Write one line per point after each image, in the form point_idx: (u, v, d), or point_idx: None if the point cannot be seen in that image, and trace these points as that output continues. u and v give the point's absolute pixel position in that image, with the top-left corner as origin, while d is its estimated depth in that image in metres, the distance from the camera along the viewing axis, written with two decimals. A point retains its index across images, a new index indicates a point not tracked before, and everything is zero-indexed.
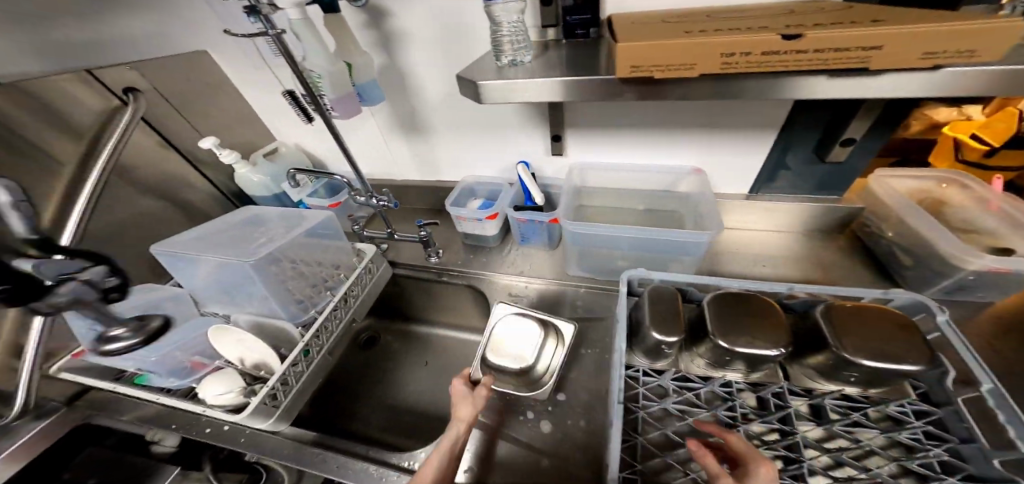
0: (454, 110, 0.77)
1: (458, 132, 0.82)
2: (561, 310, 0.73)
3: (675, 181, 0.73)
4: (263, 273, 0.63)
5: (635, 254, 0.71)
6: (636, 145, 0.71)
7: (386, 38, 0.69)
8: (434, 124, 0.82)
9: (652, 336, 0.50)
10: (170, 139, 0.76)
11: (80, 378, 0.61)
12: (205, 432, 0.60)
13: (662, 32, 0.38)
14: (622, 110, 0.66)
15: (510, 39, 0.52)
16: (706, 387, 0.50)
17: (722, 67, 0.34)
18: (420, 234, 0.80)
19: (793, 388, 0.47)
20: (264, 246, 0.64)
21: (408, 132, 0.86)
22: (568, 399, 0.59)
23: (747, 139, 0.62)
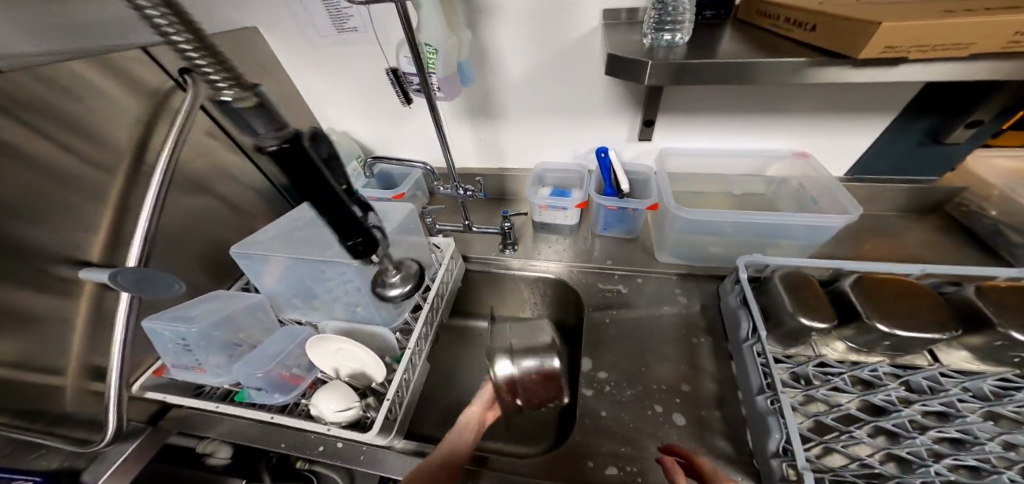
0: (535, 93, 0.72)
1: (533, 118, 0.77)
2: (662, 300, 0.71)
3: (766, 165, 0.71)
4: (367, 272, 0.61)
5: (735, 241, 0.67)
6: (737, 129, 0.68)
7: (476, 13, 0.62)
8: (508, 109, 0.76)
9: (798, 320, 0.50)
10: (223, 126, 0.72)
11: (172, 399, 0.57)
12: (321, 451, 0.56)
13: (915, 10, 0.37)
14: (730, 92, 0.62)
15: (657, 16, 0.49)
16: (850, 372, 0.52)
17: (1010, 45, 0.35)
18: (504, 226, 0.78)
19: (945, 371, 0.51)
20: (361, 244, 0.63)
21: (477, 118, 0.80)
22: (695, 390, 0.59)
23: (854, 122, 0.62)
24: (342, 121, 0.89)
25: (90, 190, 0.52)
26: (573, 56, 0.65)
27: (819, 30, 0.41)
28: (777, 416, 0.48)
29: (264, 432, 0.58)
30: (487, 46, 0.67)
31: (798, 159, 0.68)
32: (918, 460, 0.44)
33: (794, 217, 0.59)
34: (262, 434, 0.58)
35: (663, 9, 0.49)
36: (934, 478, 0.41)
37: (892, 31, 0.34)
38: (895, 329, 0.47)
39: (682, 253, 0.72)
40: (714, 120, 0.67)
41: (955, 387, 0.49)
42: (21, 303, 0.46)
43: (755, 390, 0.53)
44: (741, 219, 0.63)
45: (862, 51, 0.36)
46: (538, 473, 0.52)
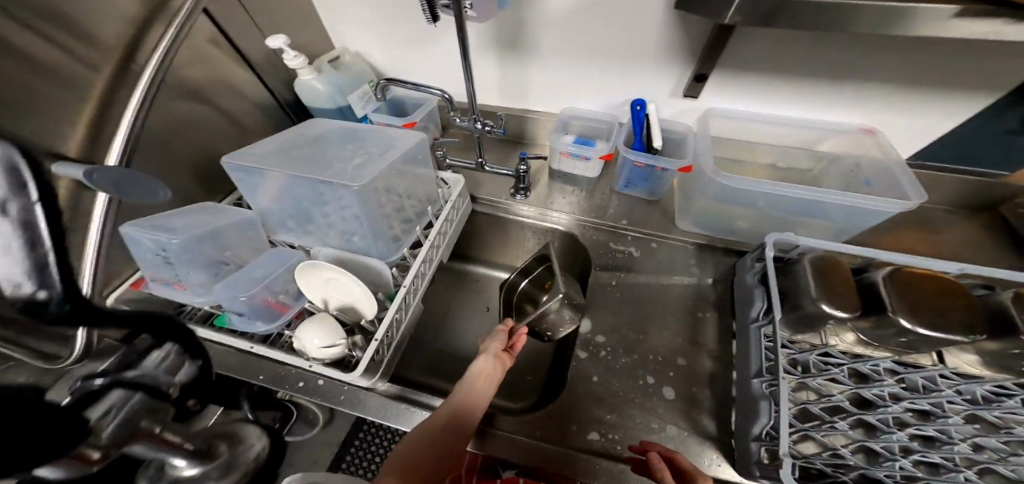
0: (578, 26, 0.62)
1: (568, 58, 0.68)
2: (675, 269, 0.68)
3: (820, 138, 0.65)
4: (370, 200, 0.57)
5: (765, 216, 0.63)
6: (802, 95, 0.60)
7: None
8: (545, 41, 0.67)
9: (819, 307, 0.48)
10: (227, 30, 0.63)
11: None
12: (298, 387, 0.58)
13: None
14: (803, 48, 0.54)
15: None
16: (849, 364, 0.50)
17: None
18: (519, 169, 0.72)
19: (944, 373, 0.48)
20: (365, 169, 0.57)
21: (507, 47, 0.70)
22: (691, 364, 0.59)
23: (933, 99, 0.56)
24: (353, 31, 0.78)
25: (64, 80, 0.46)
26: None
27: None
28: (769, 401, 0.47)
29: (245, 363, 0.61)
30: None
31: (864, 136, 0.62)
32: (887, 454, 0.43)
33: (841, 197, 0.54)
34: (240, 363, 0.61)
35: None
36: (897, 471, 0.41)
37: None
38: (919, 327, 0.44)
39: (705, 223, 0.68)
40: (776, 81, 0.60)
41: (948, 389, 0.46)
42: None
43: (752, 372, 0.52)
44: (780, 193, 0.57)
45: None
46: (516, 430, 0.54)
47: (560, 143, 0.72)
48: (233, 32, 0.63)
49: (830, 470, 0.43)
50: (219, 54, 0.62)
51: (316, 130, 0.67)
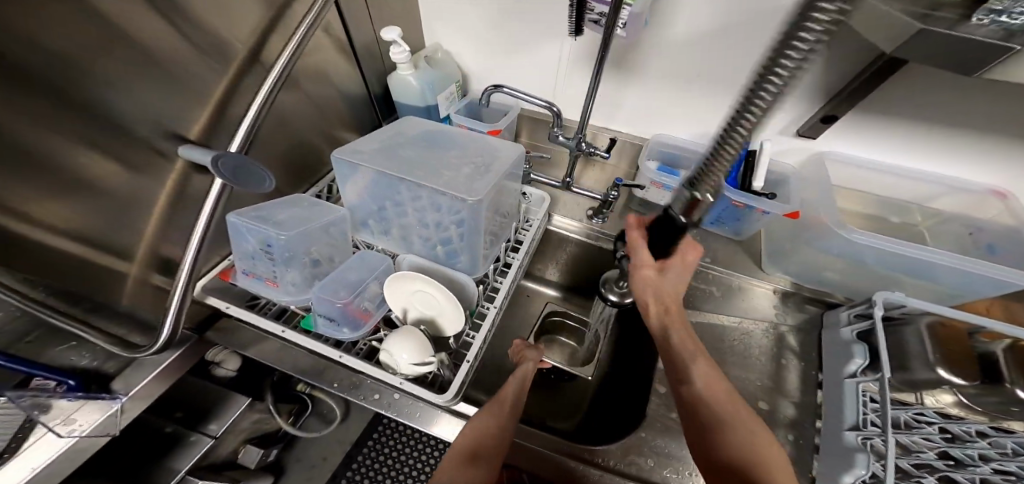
0: (697, 55, 0.62)
1: (675, 87, 0.68)
2: (755, 311, 0.67)
3: (933, 197, 0.65)
4: (480, 218, 0.55)
5: (867, 272, 0.61)
6: (929, 150, 0.60)
7: None
8: (657, 65, 0.66)
9: (936, 373, 0.47)
10: (345, 20, 0.62)
11: (233, 310, 0.56)
12: (375, 399, 0.56)
13: None
14: (945, 103, 0.53)
15: None
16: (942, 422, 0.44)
17: None
18: (609, 194, 0.71)
19: None
20: (476, 182, 0.56)
21: (616, 66, 0.69)
22: (774, 411, 0.55)
23: None
24: (449, 33, 0.78)
25: (201, 66, 0.45)
26: (777, 24, 0.54)
27: None
28: (867, 453, 0.43)
29: (321, 367, 0.58)
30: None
31: (993, 198, 0.60)
32: None
33: (960, 260, 0.53)
34: (314, 367, 0.58)
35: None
36: None
37: None
38: None
39: (797, 271, 0.67)
40: (897, 130, 0.59)
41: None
42: (116, 186, 0.42)
43: (848, 424, 0.48)
44: (885, 246, 0.56)
45: None
46: (560, 451, 0.55)
47: (651, 171, 0.70)
48: (348, 27, 0.63)
49: None
50: (332, 44, 0.62)
51: (418, 132, 0.66)
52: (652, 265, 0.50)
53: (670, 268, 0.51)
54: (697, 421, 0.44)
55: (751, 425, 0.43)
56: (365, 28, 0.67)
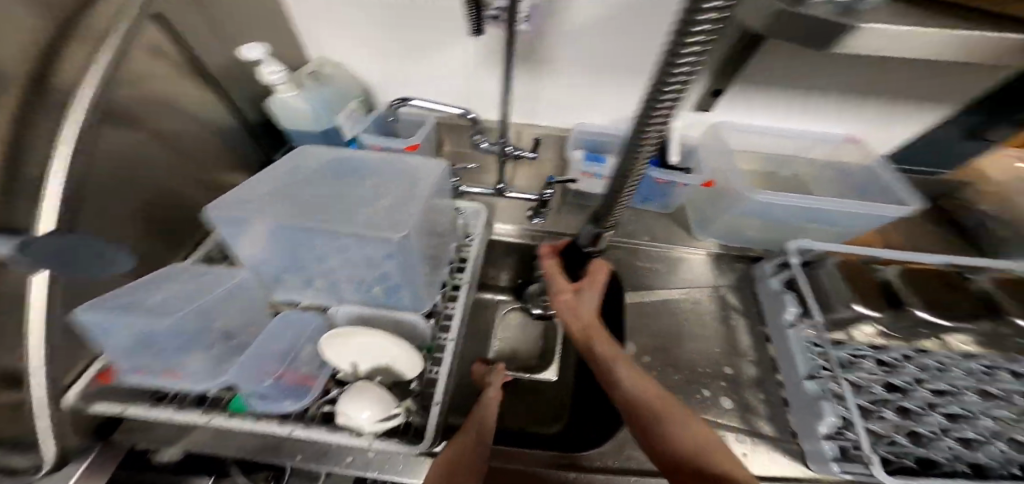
0: (598, 39, 0.61)
1: (583, 74, 0.67)
2: (699, 278, 0.70)
3: (810, 145, 0.72)
4: (412, 252, 0.49)
5: (776, 226, 0.67)
6: (802, 105, 0.67)
7: None
8: (563, 56, 0.65)
9: (854, 309, 0.52)
10: (187, 39, 0.50)
11: (131, 413, 0.44)
12: (349, 462, 0.48)
13: None
14: (817, 62, 0.59)
15: None
16: (876, 355, 0.52)
17: None
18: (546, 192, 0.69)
19: (954, 356, 0.52)
20: (400, 212, 0.50)
21: (524, 61, 0.66)
22: (737, 373, 0.59)
23: (912, 109, 0.64)
24: (333, 42, 0.69)
25: None
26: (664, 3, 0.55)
27: None
28: (830, 401, 0.47)
29: (269, 445, 0.49)
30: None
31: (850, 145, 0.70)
32: (929, 435, 0.45)
33: (848, 204, 0.60)
34: (258, 449, 0.48)
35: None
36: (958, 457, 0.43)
37: None
38: (935, 317, 0.50)
39: (721, 232, 0.71)
40: (777, 93, 0.65)
41: (956, 368, 0.50)
42: None
43: (803, 374, 0.52)
44: (787, 202, 0.61)
45: None
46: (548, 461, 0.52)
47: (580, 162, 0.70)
48: (194, 47, 0.52)
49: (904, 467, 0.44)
50: (175, 70, 0.49)
51: (323, 162, 0.58)
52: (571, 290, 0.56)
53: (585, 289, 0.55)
54: (636, 420, 0.43)
55: (687, 419, 0.42)
56: (219, 45, 0.55)
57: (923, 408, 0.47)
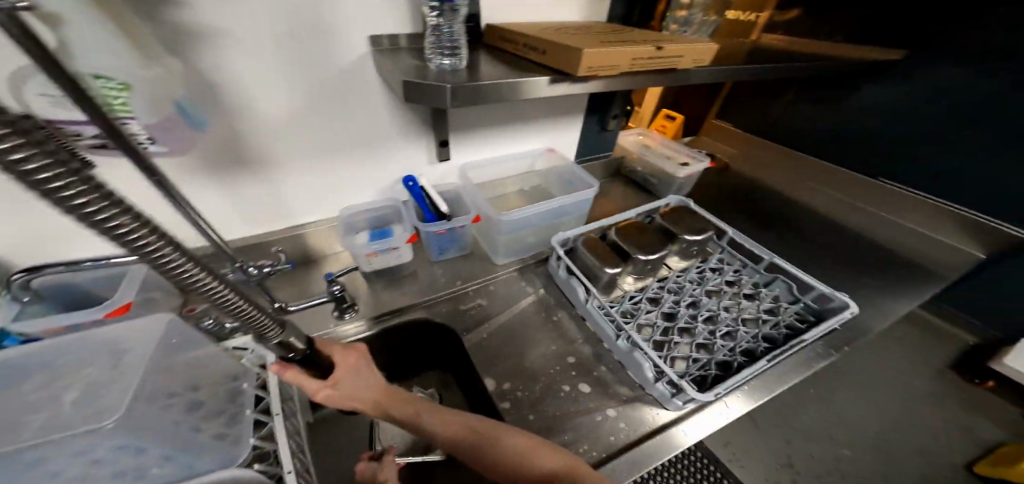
0: (307, 130, 0.58)
1: (310, 161, 0.62)
2: (516, 294, 0.75)
3: (533, 162, 0.90)
4: (146, 437, 0.33)
5: (541, 228, 0.81)
6: (510, 136, 0.83)
7: (178, 35, 0.42)
8: (278, 152, 0.58)
9: (608, 273, 0.66)
10: None
11: None
12: None
13: (587, 41, 0.46)
14: (499, 107, 0.76)
15: (433, 42, 0.48)
16: (646, 297, 0.69)
17: (635, 67, 0.46)
18: (332, 290, 0.65)
19: (676, 273, 0.76)
20: (95, 402, 0.33)
21: (230, 173, 0.57)
22: (580, 357, 0.64)
23: (576, 121, 0.90)
24: None
25: None
26: (355, 84, 0.57)
27: (549, 54, 0.46)
28: (638, 350, 0.58)
29: None
30: (220, 78, 0.47)
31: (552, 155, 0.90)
32: (710, 342, 0.63)
33: (570, 198, 0.79)
34: None
35: (441, 36, 0.47)
36: (722, 346, 0.62)
37: (592, 53, 0.41)
38: (649, 255, 0.69)
39: (511, 251, 0.80)
40: (492, 135, 0.80)
41: (685, 284, 0.73)
42: None
43: (612, 336, 0.63)
44: (534, 211, 0.76)
45: (575, 66, 0.41)
46: None
47: (359, 245, 0.67)
48: None
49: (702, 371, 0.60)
50: None
51: None
52: (323, 383, 0.48)
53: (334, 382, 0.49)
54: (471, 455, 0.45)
55: (501, 432, 0.45)
56: None
57: (689, 323, 0.66)
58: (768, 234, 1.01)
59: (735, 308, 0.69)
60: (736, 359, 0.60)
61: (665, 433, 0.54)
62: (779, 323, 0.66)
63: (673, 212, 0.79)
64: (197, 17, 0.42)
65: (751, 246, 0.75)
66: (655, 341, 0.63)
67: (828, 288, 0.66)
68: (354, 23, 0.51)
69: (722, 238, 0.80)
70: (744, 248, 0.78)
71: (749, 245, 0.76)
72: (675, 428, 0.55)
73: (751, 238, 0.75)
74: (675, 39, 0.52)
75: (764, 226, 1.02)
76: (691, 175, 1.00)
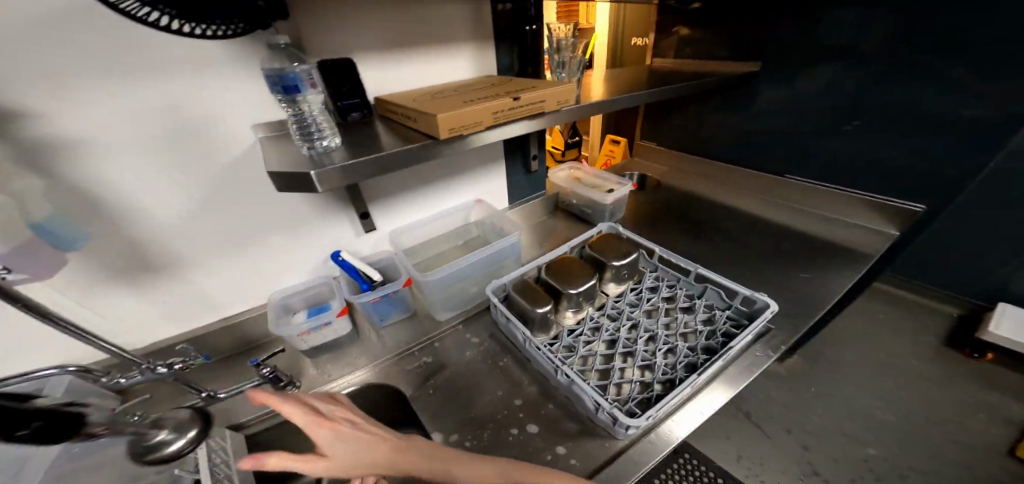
0: (213, 221, 0.60)
1: (225, 251, 0.63)
2: (461, 346, 0.74)
3: (466, 214, 0.94)
4: None
5: (479, 275, 0.82)
6: (435, 193, 0.87)
7: (55, 155, 0.46)
8: (187, 247, 0.60)
9: (538, 312, 0.66)
10: None
11: None
12: None
13: (451, 106, 0.51)
14: (415, 171, 0.80)
15: (313, 129, 0.48)
16: (584, 328, 0.69)
17: (497, 119, 0.50)
18: (262, 375, 0.55)
19: (613, 299, 0.77)
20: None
21: (132, 277, 0.57)
22: (526, 399, 0.62)
23: (496, 168, 0.96)
24: None
25: None
26: (252, 169, 0.60)
27: (420, 122, 0.50)
28: (576, 384, 0.57)
29: None
30: (95, 183, 0.49)
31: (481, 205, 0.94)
32: (650, 362, 0.62)
33: (501, 242, 0.82)
34: None
35: (304, 124, 0.47)
36: (662, 364, 0.61)
37: (446, 116, 0.45)
38: (578, 287, 0.71)
39: (453, 304, 0.79)
40: (415, 197, 0.84)
41: (621, 307, 0.74)
42: None
43: (552, 374, 0.61)
44: (467, 262, 0.77)
45: (436, 131, 0.46)
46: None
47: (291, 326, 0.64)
48: None
49: (646, 394, 0.58)
50: None
51: None
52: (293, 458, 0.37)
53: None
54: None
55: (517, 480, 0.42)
56: None
57: (630, 345, 0.66)
58: (704, 238, 1.05)
59: (672, 323, 0.70)
60: (676, 374, 0.59)
61: (612, 467, 0.51)
62: (715, 331, 0.66)
63: (599, 240, 0.83)
64: (65, 133, 0.46)
65: (675, 259, 0.78)
66: (597, 372, 0.62)
67: (749, 290, 0.67)
68: (234, 116, 0.55)
69: (650, 256, 0.83)
70: (671, 263, 0.81)
71: (673, 257, 0.79)
72: (621, 459, 0.52)
73: (673, 251, 0.78)
74: (538, 86, 0.58)
75: (699, 231, 1.07)
76: (620, 199, 1.06)
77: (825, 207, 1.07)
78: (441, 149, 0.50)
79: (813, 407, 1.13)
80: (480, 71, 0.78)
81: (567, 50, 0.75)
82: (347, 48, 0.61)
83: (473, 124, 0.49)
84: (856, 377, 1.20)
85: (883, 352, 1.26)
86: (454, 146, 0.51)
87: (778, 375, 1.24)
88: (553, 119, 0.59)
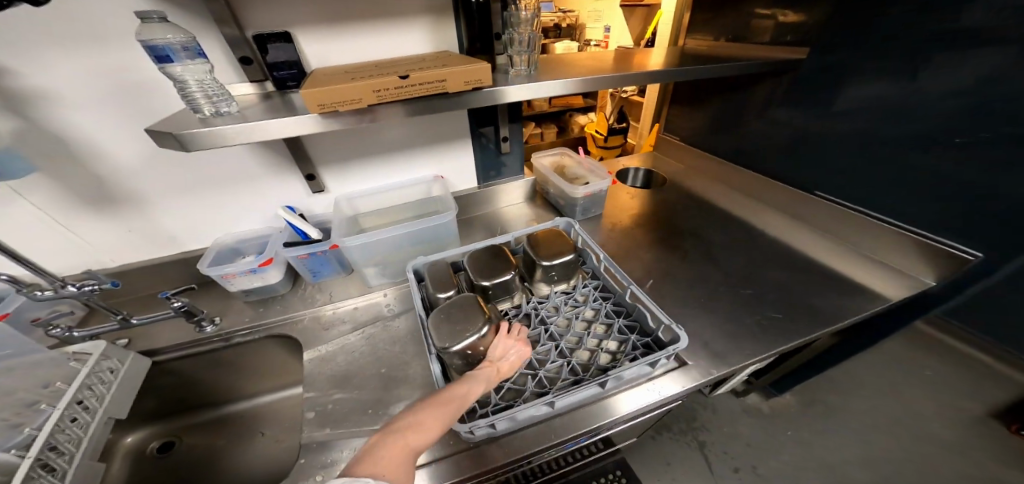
0: (165, 169, 0.68)
1: (179, 197, 0.72)
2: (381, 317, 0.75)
3: (427, 189, 0.94)
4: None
5: (417, 250, 0.82)
6: (391, 165, 0.88)
7: (23, 101, 0.55)
8: (144, 190, 0.68)
9: (439, 297, 0.65)
10: None
11: None
12: None
13: (340, 81, 0.51)
14: (369, 141, 0.82)
15: (204, 92, 0.52)
16: None
17: (378, 97, 0.49)
18: (172, 306, 0.63)
19: (535, 298, 0.73)
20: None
21: (102, 209, 0.67)
22: None
23: (461, 145, 0.94)
24: None
25: None
26: None
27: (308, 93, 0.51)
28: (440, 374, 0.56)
29: None
30: (66, 129, 0.59)
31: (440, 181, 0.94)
32: (532, 371, 0.59)
33: (439, 218, 0.80)
34: None
35: (184, 88, 0.51)
36: (543, 376, 0.57)
37: (312, 92, 0.46)
38: (490, 280, 0.68)
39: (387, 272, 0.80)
40: (370, 167, 0.86)
41: (537, 308, 0.70)
42: None
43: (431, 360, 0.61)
44: (402, 233, 0.77)
45: (307, 107, 0.48)
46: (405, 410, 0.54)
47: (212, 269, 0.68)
48: None
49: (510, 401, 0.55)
50: None
51: None
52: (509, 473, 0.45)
53: (401, 417, 0.43)
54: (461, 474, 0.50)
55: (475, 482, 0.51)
56: None
57: None
58: (685, 247, 0.94)
59: (580, 336, 0.65)
60: (550, 388, 0.56)
61: (442, 464, 0.51)
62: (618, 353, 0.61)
63: (540, 235, 0.78)
64: (27, 85, 0.55)
65: (610, 269, 0.72)
66: None
67: (669, 318, 0.60)
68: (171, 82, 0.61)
69: (592, 260, 0.78)
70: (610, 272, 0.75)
71: (610, 266, 0.73)
72: (457, 457, 0.51)
73: (610, 259, 0.72)
74: (445, 65, 0.55)
75: (679, 238, 0.96)
76: (595, 194, 0.98)
77: (842, 236, 0.86)
78: (318, 120, 0.50)
79: (780, 454, 0.99)
80: (434, 44, 0.75)
81: (522, 25, 0.70)
82: (287, 20, 0.63)
83: (350, 100, 0.49)
84: (855, 438, 1.01)
85: (905, 419, 1.04)
86: (338, 120, 0.51)
87: (757, 410, 1.10)
88: (459, 102, 0.56)
